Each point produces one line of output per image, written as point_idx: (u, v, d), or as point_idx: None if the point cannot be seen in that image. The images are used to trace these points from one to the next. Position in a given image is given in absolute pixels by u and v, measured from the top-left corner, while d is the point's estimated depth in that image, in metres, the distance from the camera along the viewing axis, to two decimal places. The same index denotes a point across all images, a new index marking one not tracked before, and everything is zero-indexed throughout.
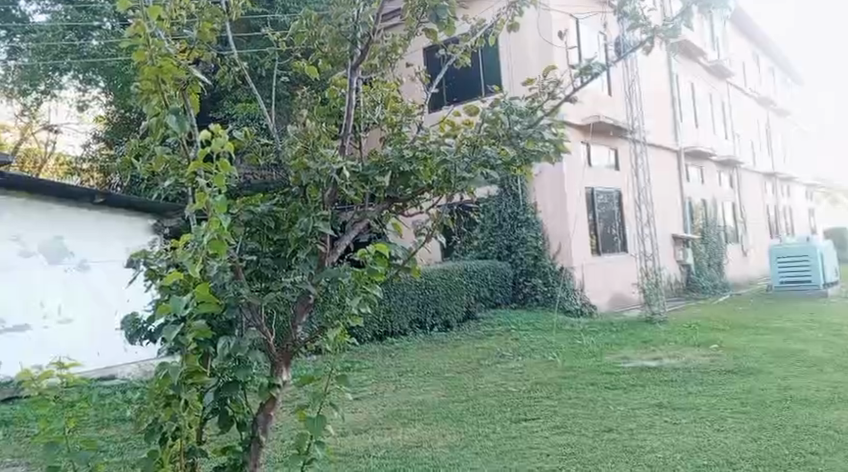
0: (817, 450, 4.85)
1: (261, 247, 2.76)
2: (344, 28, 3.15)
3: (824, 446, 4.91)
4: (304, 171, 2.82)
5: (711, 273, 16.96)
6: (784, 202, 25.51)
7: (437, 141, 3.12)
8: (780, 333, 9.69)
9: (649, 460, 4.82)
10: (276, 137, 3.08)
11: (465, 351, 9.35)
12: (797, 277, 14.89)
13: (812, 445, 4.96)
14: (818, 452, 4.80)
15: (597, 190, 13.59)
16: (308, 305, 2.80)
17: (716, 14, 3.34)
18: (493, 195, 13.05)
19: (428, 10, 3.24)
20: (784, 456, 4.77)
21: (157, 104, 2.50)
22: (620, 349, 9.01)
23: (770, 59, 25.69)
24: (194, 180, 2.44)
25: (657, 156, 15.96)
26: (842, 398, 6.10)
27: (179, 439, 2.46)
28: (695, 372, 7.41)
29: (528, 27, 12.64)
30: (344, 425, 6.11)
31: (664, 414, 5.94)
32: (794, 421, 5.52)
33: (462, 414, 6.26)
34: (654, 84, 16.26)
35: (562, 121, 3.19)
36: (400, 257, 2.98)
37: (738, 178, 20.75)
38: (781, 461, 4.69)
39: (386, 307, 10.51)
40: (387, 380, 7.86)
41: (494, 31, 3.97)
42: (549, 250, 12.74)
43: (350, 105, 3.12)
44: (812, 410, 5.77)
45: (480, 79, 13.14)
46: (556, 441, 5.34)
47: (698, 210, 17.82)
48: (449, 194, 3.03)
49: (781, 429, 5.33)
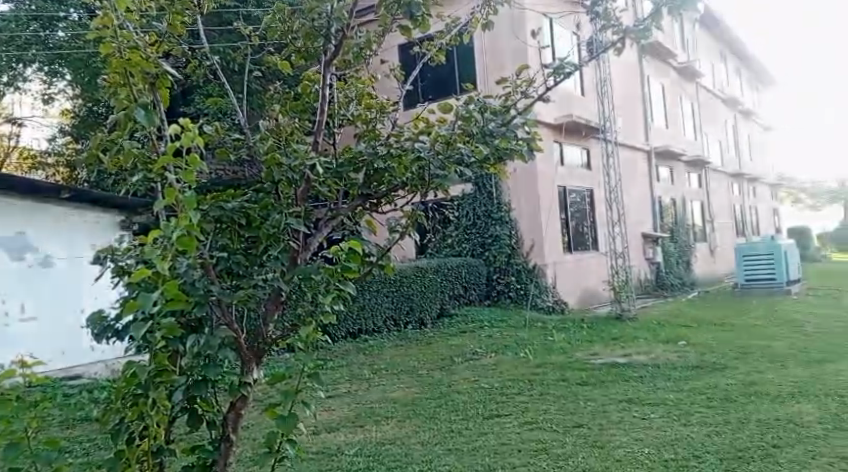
0: (779, 443, 4.94)
1: (231, 244, 2.67)
2: (317, 23, 3.09)
3: (786, 439, 5.00)
4: (276, 168, 2.76)
5: (680, 270, 17.19)
6: (750, 201, 25.97)
7: (411, 137, 3.09)
8: (745, 329, 9.86)
9: (618, 455, 4.86)
10: (247, 133, 3.04)
11: (438, 348, 9.36)
12: (761, 275, 15.16)
13: (775, 438, 5.05)
14: (780, 445, 4.89)
15: (569, 188, 13.70)
16: (280, 303, 2.78)
17: (686, 17, 3.35)
18: (467, 193, 13.09)
19: (401, 7, 3.20)
20: (748, 449, 4.85)
21: (125, 98, 2.45)
22: (589, 345, 9.09)
23: (738, 61, 26.14)
24: (163, 175, 2.38)
25: (628, 156, 16.12)
26: (803, 392, 6.23)
27: (146, 438, 2.42)
28: (662, 368, 7.50)
29: (502, 26, 12.71)
30: (316, 423, 6.07)
31: (633, 409, 6.00)
32: (757, 415, 5.61)
33: (435, 411, 6.27)
34: (625, 84, 16.43)
35: (536, 120, 3.20)
36: (373, 254, 2.97)
37: (707, 178, 21.05)
38: (744, 454, 4.78)
39: (359, 305, 10.47)
40: (359, 378, 7.83)
41: (469, 30, 3.96)
42: (522, 248, 12.79)
43: (323, 101, 3.10)
44: (774, 405, 5.88)
45: (454, 76, 13.16)
46: (528, 437, 5.37)
47: (668, 209, 18.05)
48: (423, 191, 3.04)
49: (745, 423, 5.42)
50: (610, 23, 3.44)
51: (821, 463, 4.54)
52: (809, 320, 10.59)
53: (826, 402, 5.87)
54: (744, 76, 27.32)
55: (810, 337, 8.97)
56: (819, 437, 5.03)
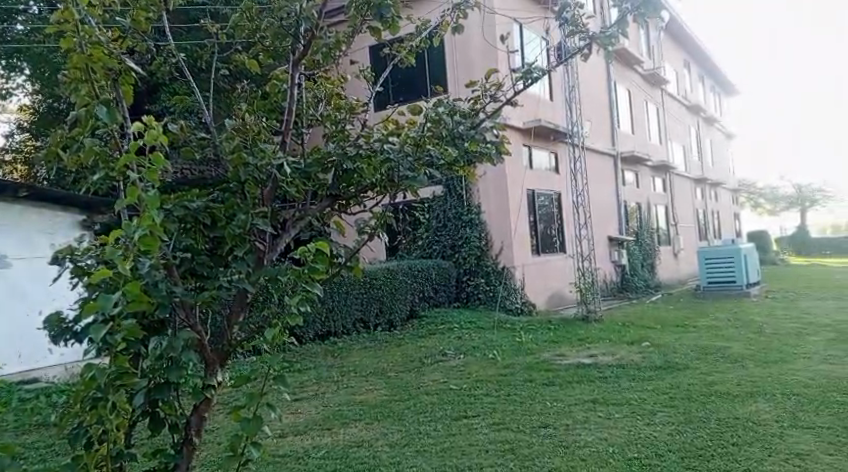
0: (737, 441, 5.02)
1: (196, 245, 2.63)
2: (286, 22, 3.10)
3: (744, 438, 5.09)
4: (242, 167, 2.71)
5: (644, 273, 17.44)
6: (712, 205, 26.47)
7: (381, 138, 3.06)
8: (706, 330, 10.03)
9: (583, 454, 4.90)
10: (213, 130, 2.98)
11: (405, 350, 9.36)
12: (722, 278, 15.41)
13: (733, 436, 5.13)
14: (738, 443, 4.98)
15: (538, 191, 13.80)
16: (245, 304, 2.77)
17: (649, 25, 3.40)
18: (438, 195, 13.07)
19: (371, 8, 3.16)
20: (708, 447, 4.93)
21: (86, 94, 2.41)
22: (556, 346, 9.17)
23: (701, 68, 26.61)
24: (126, 173, 2.33)
25: (596, 159, 16.29)
26: (761, 391, 6.35)
27: (105, 442, 2.36)
28: (626, 369, 7.59)
29: (473, 28, 12.72)
30: (282, 426, 6.02)
31: (597, 409, 6.05)
32: (718, 414, 5.70)
33: (403, 413, 6.26)
34: (593, 88, 16.61)
35: (504, 123, 3.24)
36: (342, 255, 2.95)
37: (671, 182, 21.38)
38: (704, 452, 4.85)
39: (327, 307, 10.40)
40: (326, 381, 7.79)
41: (438, 32, 3.95)
42: (491, 250, 12.84)
43: (291, 101, 3.05)
44: (734, 404, 5.97)
45: (424, 79, 13.16)
46: (495, 437, 5.39)
47: (634, 212, 18.28)
48: (392, 193, 3.02)
49: (706, 422, 5.50)
50: (576, 30, 3.51)
51: (777, 460, 4.63)
52: (767, 322, 10.81)
53: (783, 401, 5.99)
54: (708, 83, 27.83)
55: (769, 338, 9.17)
56: (776, 435, 5.13)
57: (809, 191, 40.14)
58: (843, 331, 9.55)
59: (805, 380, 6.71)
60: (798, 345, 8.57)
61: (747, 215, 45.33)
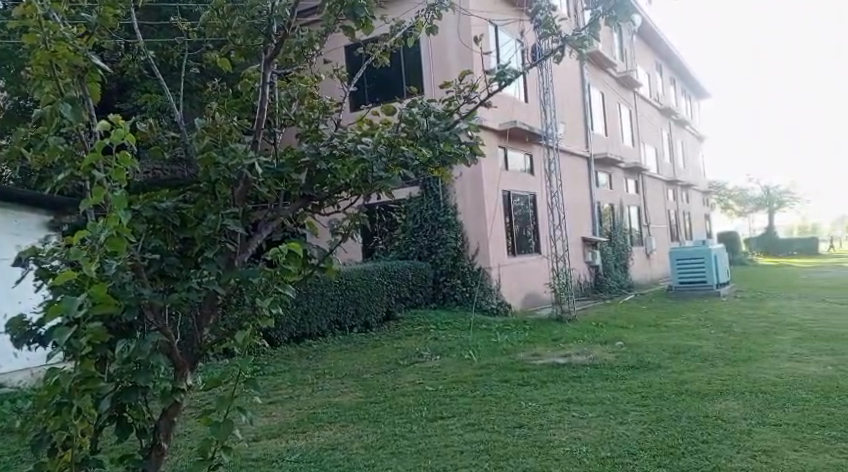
0: (707, 439, 5.07)
1: (166, 246, 2.59)
2: (257, 21, 3.04)
3: (714, 435, 5.15)
4: (213, 167, 2.63)
5: (617, 273, 17.61)
6: (683, 207, 26.81)
7: (355, 139, 3.04)
8: (678, 330, 10.12)
9: (557, 453, 4.91)
10: (183, 130, 2.94)
11: (382, 351, 9.34)
12: (694, 278, 15.59)
13: (704, 434, 5.18)
14: (709, 440, 5.03)
15: (513, 193, 13.86)
16: (215, 306, 2.73)
17: (622, 29, 3.42)
18: (414, 196, 13.06)
19: (345, 8, 3.11)
20: (679, 445, 4.97)
21: (50, 91, 2.34)
22: (532, 346, 9.19)
23: (673, 71, 26.93)
24: (91, 173, 2.28)
25: (570, 161, 16.40)
26: (731, 389, 6.43)
27: (69, 449, 2.30)
28: (600, 368, 7.63)
29: (449, 29, 12.73)
30: (256, 429, 5.96)
31: (571, 408, 6.08)
32: (689, 412, 5.75)
33: (379, 415, 6.23)
34: (568, 90, 16.72)
35: (479, 124, 3.23)
36: (315, 257, 2.91)
37: (644, 184, 21.60)
38: (675, 449, 4.89)
39: (302, 309, 10.32)
40: (301, 383, 7.73)
41: (413, 32, 3.94)
42: (467, 251, 12.87)
43: (263, 100, 3.01)
44: (705, 402, 6.03)
45: (400, 79, 13.13)
46: (471, 438, 5.38)
47: (608, 213, 18.45)
48: (367, 193, 2.99)
49: (677, 421, 5.54)
50: (550, 31, 3.51)
51: (746, 457, 4.68)
52: (737, 321, 10.94)
53: (751, 399, 6.06)
54: (679, 86, 28.16)
55: (738, 337, 9.29)
56: (744, 432, 5.19)
57: (777, 193, 40.85)
58: (810, 329, 9.70)
59: (773, 378, 6.79)
60: (766, 344, 8.69)
61: (717, 216, 45.99)
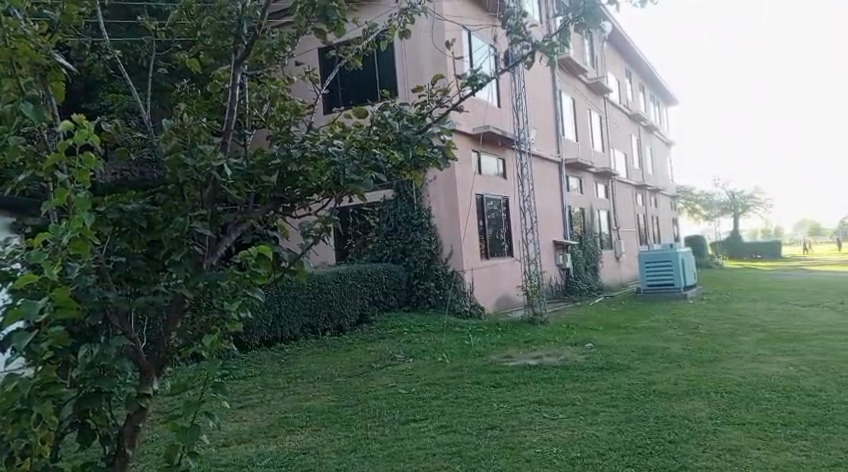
0: (674, 438, 5.12)
1: (131, 248, 2.54)
2: (227, 21, 2.95)
3: (681, 435, 5.20)
4: (180, 168, 2.56)
5: (588, 276, 17.75)
6: (652, 211, 27.16)
7: (326, 141, 3.00)
8: (646, 332, 10.21)
9: (528, 455, 4.92)
10: (150, 130, 2.89)
11: (353, 355, 9.29)
12: (663, 281, 15.77)
13: (671, 434, 5.24)
14: (675, 440, 5.07)
15: (486, 196, 13.92)
16: (181, 311, 2.67)
17: (591, 36, 3.45)
18: (388, 199, 13.01)
19: (316, 10, 3.09)
20: (647, 445, 5.01)
21: (9, 89, 2.28)
22: (503, 348, 9.24)
23: (642, 77, 27.26)
24: (54, 173, 2.22)
25: (542, 165, 16.51)
26: (697, 389, 6.50)
27: (28, 457, 2.26)
28: (570, 370, 7.68)
29: (422, 33, 12.75)
30: (226, 435, 5.87)
31: (542, 410, 6.10)
32: (655, 412, 5.80)
33: (351, 418, 6.19)
34: (540, 95, 16.82)
35: (451, 127, 3.23)
36: (285, 259, 2.87)
37: (614, 188, 21.82)
38: (643, 449, 4.93)
39: (273, 312, 10.22)
40: (272, 387, 7.66)
41: (386, 36, 3.93)
42: (441, 254, 12.90)
43: (232, 101, 2.96)
44: (672, 402, 6.10)
45: (374, 83, 13.06)
46: (442, 441, 5.36)
47: (579, 217, 18.60)
48: (339, 195, 2.96)
49: (645, 421, 5.59)
50: (520, 39, 3.53)
51: (712, 456, 4.73)
52: (702, 322, 11.11)
53: (716, 399, 6.15)
54: (648, 92, 28.52)
55: (705, 339, 9.42)
56: (708, 431, 5.25)
57: (742, 197, 41.65)
58: (772, 331, 9.88)
59: (736, 378, 6.90)
60: (730, 345, 8.83)
61: (685, 221, 46.63)
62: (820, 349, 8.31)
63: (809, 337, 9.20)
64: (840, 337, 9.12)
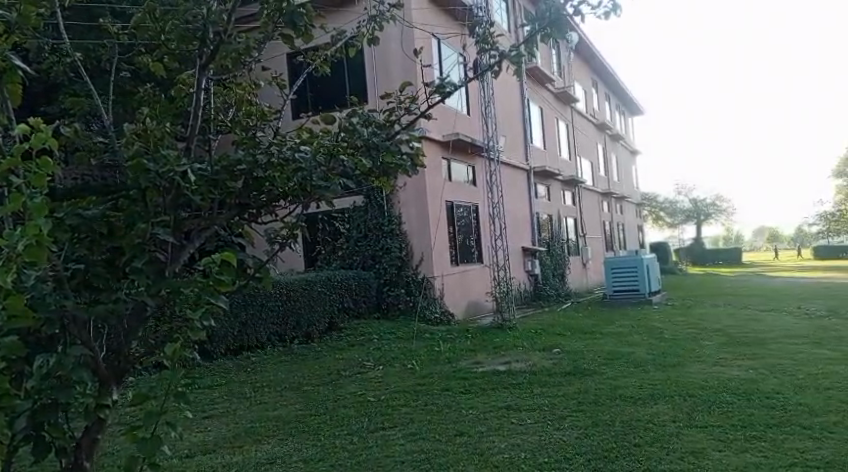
0: (639, 442, 5.16)
1: (90, 254, 2.48)
2: (192, 26, 2.92)
3: (645, 438, 5.24)
4: (142, 173, 2.45)
5: (555, 282, 17.89)
6: (618, 218, 27.49)
7: (292, 147, 2.94)
8: (612, 337, 10.31)
9: (497, 461, 4.92)
10: (111, 135, 2.84)
11: (321, 362, 9.22)
12: (628, 286, 15.97)
13: (635, 437, 5.28)
14: (641, 444, 5.12)
15: (456, 203, 13.96)
16: (143, 319, 2.62)
17: (557, 46, 3.47)
18: (358, 206, 13.01)
19: (283, 15, 3.05)
20: (613, 448, 5.05)
21: None
22: (471, 354, 9.27)
23: (608, 86, 27.62)
24: (8, 178, 2.14)
25: (511, 172, 16.60)
26: (661, 393, 6.58)
27: None
28: (538, 375, 7.71)
29: (392, 40, 12.81)
30: (191, 446, 5.76)
31: (510, 415, 6.11)
32: (621, 416, 5.85)
33: (319, 427, 6.12)
34: (508, 103, 16.92)
35: (419, 134, 3.22)
36: (251, 266, 2.82)
37: (581, 195, 22.04)
38: (610, 452, 4.97)
39: (240, 320, 10.08)
40: (238, 397, 7.55)
41: (355, 43, 3.92)
42: (411, 260, 12.89)
43: (196, 105, 2.93)
44: (636, 406, 6.15)
45: (344, 88, 13.02)
46: (411, 448, 5.33)
47: (546, 223, 18.76)
48: (305, 201, 2.91)
49: (610, 425, 5.63)
50: (487, 47, 3.53)
51: (674, 458, 4.78)
52: (665, 327, 11.27)
53: (679, 402, 6.22)
54: (614, 101, 28.90)
55: (669, 343, 9.55)
56: (672, 434, 5.31)
57: (704, 205, 42.46)
58: (734, 335, 10.07)
59: (699, 381, 6.99)
60: (692, 349, 8.97)
61: (649, 228, 47.29)
62: (779, 352, 8.48)
63: (768, 341, 9.39)
64: (798, 340, 9.32)
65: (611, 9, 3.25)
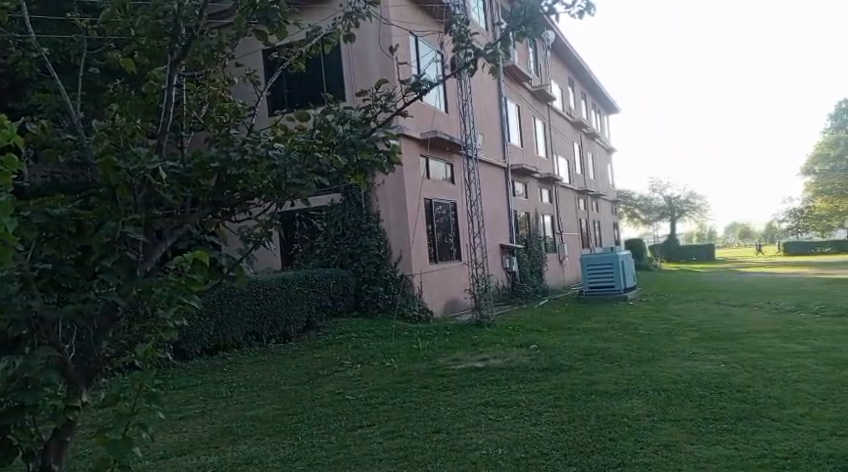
0: (614, 436, 5.19)
1: (58, 254, 2.44)
2: (163, 22, 2.85)
3: (620, 433, 5.27)
4: (113, 172, 2.39)
5: (533, 279, 17.97)
6: (594, 216, 27.67)
7: (266, 144, 2.90)
8: (589, 333, 10.37)
9: (474, 457, 4.93)
10: (80, 132, 2.78)
11: (300, 362, 9.16)
12: (604, 283, 16.09)
13: (610, 432, 5.31)
14: (615, 438, 5.14)
15: (434, 201, 13.97)
16: (115, 319, 2.57)
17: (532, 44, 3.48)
18: (335, 203, 12.93)
19: (257, 12, 3.02)
20: (588, 443, 5.07)
21: None
22: (449, 352, 9.27)
23: (584, 85, 27.80)
24: None
25: (488, 170, 16.63)
26: (637, 388, 6.63)
27: None
28: (515, 371, 7.72)
29: (369, 36, 12.81)
30: (165, 447, 5.69)
31: (488, 411, 6.12)
32: (596, 412, 5.88)
33: (297, 426, 6.08)
34: (486, 100, 16.96)
35: (395, 131, 3.22)
36: (224, 265, 2.77)
37: (557, 193, 22.14)
38: (585, 447, 4.99)
39: (215, 320, 9.99)
40: (216, 397, 7.47)
41: (330, 40, 3.91)
42: (390, 259, 12.89)
43: (167, 101, 2.89)
44: (610, 401, 6.19)
45: (322, 86, 12.94)
46: (389, 446, 5.31)
47: (523, 221, 18.82)
48: (280, 199, 2.88)
49: (586, 420, 5.65)
50: (464, 45, 3.51)
51: (649, 452, 4.81)
52: (641, 323, 11.35)
53: (653, 397, 6.27)
54: (589, 100, 29.11)
55: (645, 339, 9.62)
56: (646, 428, 5.35)
57: (678, 203, 42.96)
58: (706, 330, 10.19)
59: (672, 376, 7.07)
60: (667, 345, 9.05)
61: (625, 226, 47.67)
62: (750, 346, 8.59)
63: (739, 335, 9.52)
64: (768, 335, 9.46)
65: (585, 8, 3.26)
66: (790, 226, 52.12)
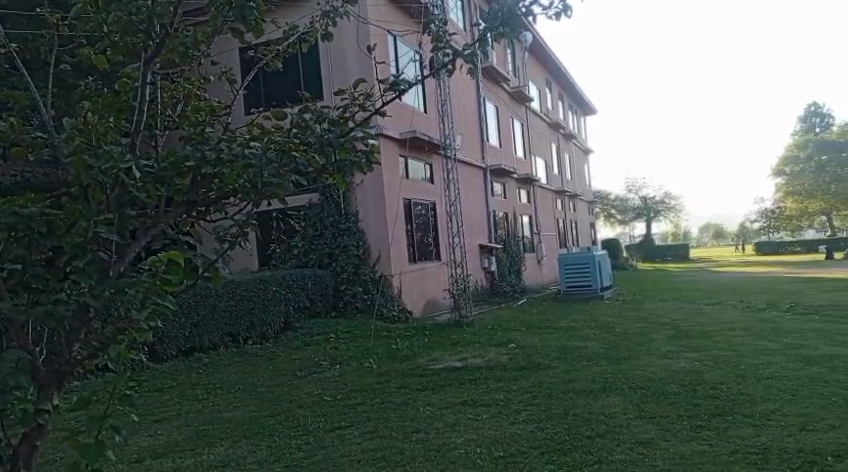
0: (591, 434, 5.22)
1: (28, 254, 2.38)
2: (137, 18, 2.79)
3: (596, 430, 5.30)
4: (84, 170, 2.34)
5: (511, 279, 18.02)
6: (571, 216, 27.82)
7: (243, 143, 2.85)
8: (568, 332, 10.40)
9: (453, 456, 4.92)
10: (51, 130, 2.70)
11: (278, 363, 9.09)
12: (581, 283, 16.17)
13: (587, 429, 5.33)
14: (592, 436, 5.17)
15: (413, 201, 13.95)
16: (87, 321, 2.51)
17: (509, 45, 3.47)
18: (313, 203, 12.86)
19: (233, 10, 2.97)
20: (565, 441, 5.08)
21: None
22: (428, 352, 9.24)
23: (560, 85, 27.92)
24: None
25: (467, 170, 16.64)
26: (613, 385, 6.67)
27: None
28: (494, 370, 7.73)
29: (347, 35, 12.79)
30: (141, 450, 5.61)
31: (467, 411, 6.12)
32: (572, 410, 5.90)
33: (274, 428, 6.03)
34: (464, 101, 16.97)
35: (373, 130, 3.19)
36: (199, 265, 2.72)
37: (535, 194, 22.22)
38: (562, 445, 5.00)
39: (191, 322, 9.87)
40: (191, 399, 7.38)
41: (306, 38, 3.87)
42: (369, 259, 12.84)
43: (141, 98, 2.84)
44: (588, 399, 6.22)
45: (299, 84, 12.86)
46: (366, 446, 5.29)
47: (502, 221, 18.86)
48: (257, 199, 2.84)
49: (563, 418, 5.67)
50: (441, 45, 3.50)
51: (625, 449, 4.83)
52: (618, 322, 11.41)
53: (629, 394, 6.30)
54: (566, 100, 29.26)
55: (622, 337, 9.67)
56: (622, 426, 5.37)
57: (654, 203, 43.38)
58: (681, 328, 10.28)
59: (648, 374, 7.12)
60: (644, 343, 9.10)
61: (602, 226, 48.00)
62: (723, 344, 8.68)
63: (713, 333, 9.61)
64: (742, 333, 9.56)
65: (562, 10, 3.19)
66: (762, 226, 52.87)
